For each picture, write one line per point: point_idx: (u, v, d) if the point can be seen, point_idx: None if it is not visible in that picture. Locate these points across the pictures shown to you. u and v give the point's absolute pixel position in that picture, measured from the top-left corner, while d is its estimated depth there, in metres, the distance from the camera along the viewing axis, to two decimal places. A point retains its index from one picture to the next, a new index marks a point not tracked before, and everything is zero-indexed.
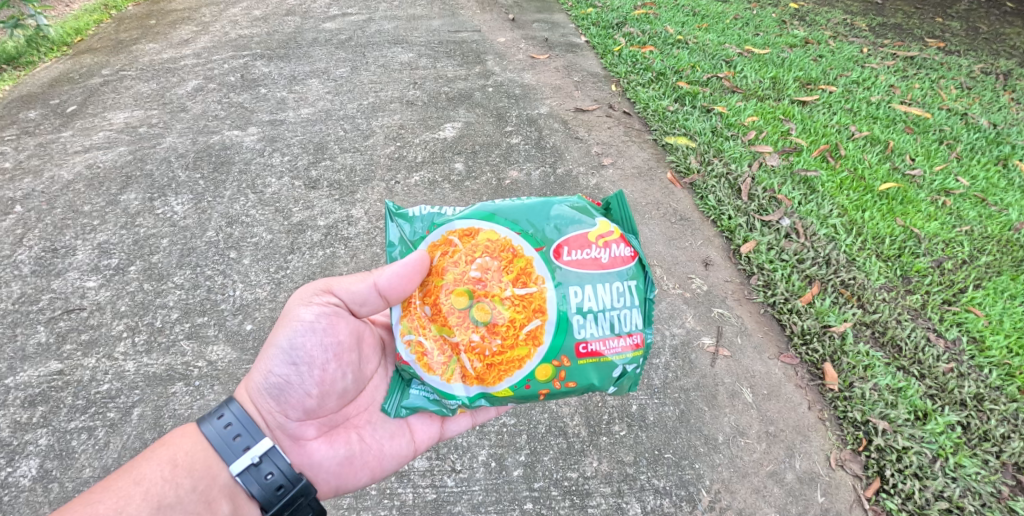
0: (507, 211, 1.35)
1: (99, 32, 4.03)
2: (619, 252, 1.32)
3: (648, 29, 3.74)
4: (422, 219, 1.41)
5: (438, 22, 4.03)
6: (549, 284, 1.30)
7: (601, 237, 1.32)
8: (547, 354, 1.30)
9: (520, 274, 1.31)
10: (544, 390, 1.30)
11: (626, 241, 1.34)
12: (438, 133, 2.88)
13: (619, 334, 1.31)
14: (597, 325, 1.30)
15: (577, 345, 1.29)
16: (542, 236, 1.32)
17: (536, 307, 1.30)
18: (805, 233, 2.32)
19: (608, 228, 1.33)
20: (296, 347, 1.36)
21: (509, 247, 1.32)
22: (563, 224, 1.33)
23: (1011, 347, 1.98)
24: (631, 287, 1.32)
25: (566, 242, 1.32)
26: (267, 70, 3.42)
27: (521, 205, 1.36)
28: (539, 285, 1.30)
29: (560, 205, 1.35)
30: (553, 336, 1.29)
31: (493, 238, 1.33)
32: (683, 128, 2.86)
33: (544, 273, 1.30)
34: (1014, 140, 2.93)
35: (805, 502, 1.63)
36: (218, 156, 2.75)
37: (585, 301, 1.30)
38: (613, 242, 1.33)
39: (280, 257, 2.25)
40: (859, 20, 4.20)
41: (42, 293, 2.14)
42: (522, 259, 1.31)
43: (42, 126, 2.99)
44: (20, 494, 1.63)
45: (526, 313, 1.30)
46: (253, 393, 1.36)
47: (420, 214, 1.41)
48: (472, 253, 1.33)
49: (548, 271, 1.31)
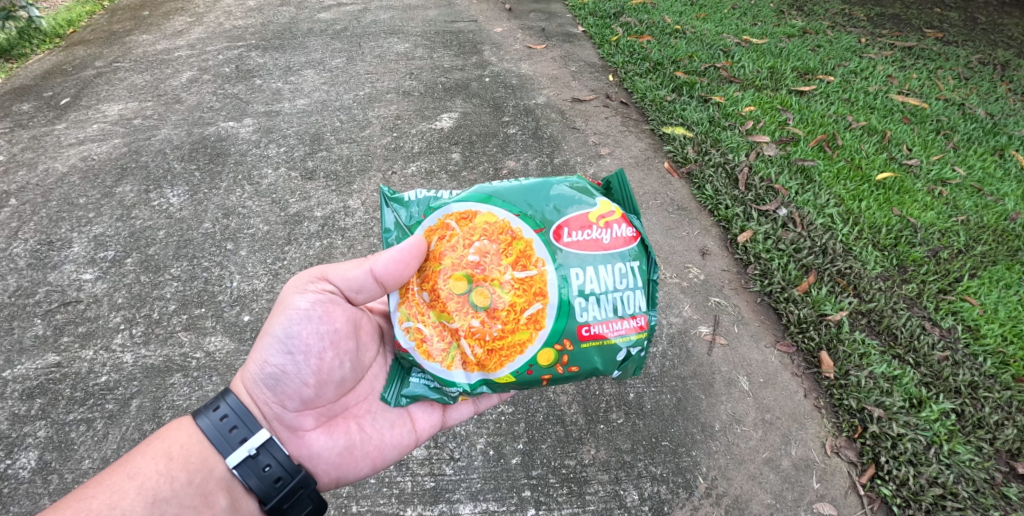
0: (504, 194, 1.35)
1: (92, 24, 3.99)
2: (621, 232, 1.33)
3: (646, 19, 3.73)
4: (418, 203, 1.41)
5: (434, 12, 4.01)
6: (549, 267, 1.30)
7: (602, 217, 1.32)
8: (550, 338, 1.30)
9: (519, 257, 1.31)
10: (546, 375, 1.31)
11: (627, 222, 1.34)
12: (435, 123, 2.87)
13: (623, 316, 1.31)
14: (600, 308, 1.30)
15: (580, 328, 1.30)
16: (541, 217, 1.32)
17: (536, 290, 1.30)
18: (802, 222, 2.32)
19: (609, 208, 1.34)
20: (292, 336, 1.36)
21: (507, 230, 1.32)
22: (562, 205, 1.33)
23: (1006, 335, 2.00)
24: (633, 268, 1.32)
25: (566, 223, 1.32)
26: (262, 61, 3.40)
27: (519, 187, 1.36)
28: (539, 268, 1.30)
29: (559, 185, 1.35)
30: (554, 319, 1.30)
31: (492, 221, 1.33)
32: (680, 118, 2.86)
33: (544, 255, 1.30)
34: (1010, 130, 2.94)
35: (801, 488, 1.64)
36: (213, 148, 2.73)
37: (587, 283, 1.30)
38: (615, 222, 1.33)
39: (277, 249, 2.24)
40: (857, 10, 4.19)
41: (39, 286, 2.14)
42: (521, 241, 1.31)
43: (36, 119, 2.97)
44: (19, 486, 1.64)
45: (526, 297, 1.30)
46: (250, 384, 1.37)
47: (415, 199, 1.42)
48: (470, 236, 1.33)
49: (548, 253, 1.30)
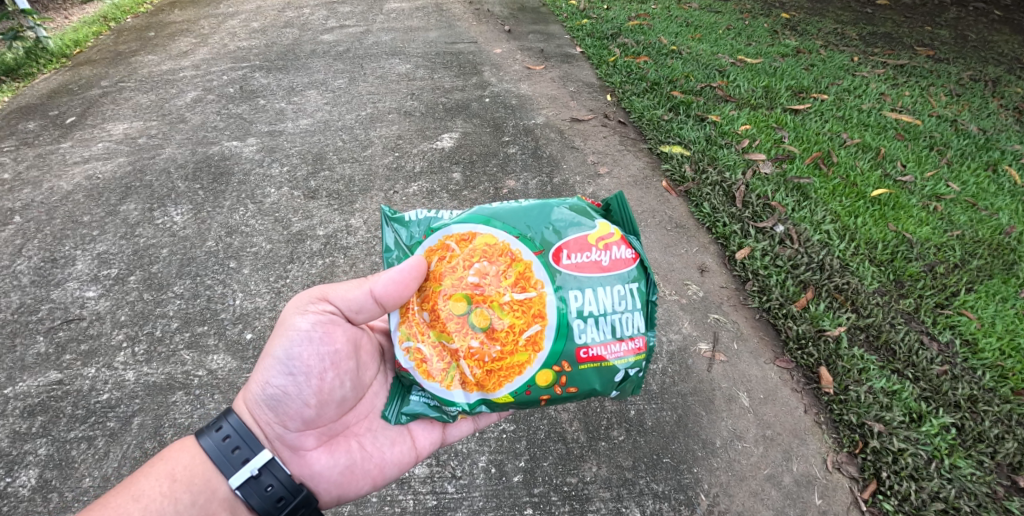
0: (504, 216, 1.37)
1: (98, 44, 4.06)
2: (620, 254, 1.34)
3: (642, 40, 3.81)
4: (418, 223, 1.42)
5: (435, 33, 4.08)
6: (548, 289, 1.32)
7: (601, 240, 1.34)
8: (548, 360, 1.31)
9: (519, 279, 1.33)
10: (545, 395, 1.32)
11: (626, 243, 1.36)
12: (436, 143, 2.91)
13: (621, 338, 1.32)
14: (598, 330, 1.32)
15: (578, 350, 1.31)
16: (540, 239, 1.34)
17: (536, 312, 1.32)
18: (799, 239, 2.35)
19: (608, 230, 1.35)
20: (293, 357, 1.37)
21: (507, 252, 1.34)
22: (562, 227, 1.35)
23: (1004, 349, 2.01)
24: (632, 289, 1.34)
25: (566, 245, 1.33)
26: (266, 82, 3.46)
27: (519, 209, 1.37)
28: (538, 290, 1.32)
29: (558, 208, 1.37)
30: (553, 341, 1.31)
31: (492, 243, 1.35)
32: (677, 136, 2.90)
33: (543, 278, 1.32)
34: (1002, 145, 2.98)
35: (803, 504, 1.64)
36: (217, 167, 2.76)
37: (584, 305, 1.32)
38: (614, 244, 1.35)
39: (279, 267, 2.26)
40: (849, 29, 4.27)
41: (42, 303, 2.15)
42: (521, 263, 1.33)
43: (41, 137, 3.01)
44: (19, 504, 1.63)
45: (525, 319, 1.32)
46: (251, 404, 1.37)
47: (416, 219, 1.43)
48: (471, 258, 1.35)
49: (548, 275, 1.32)
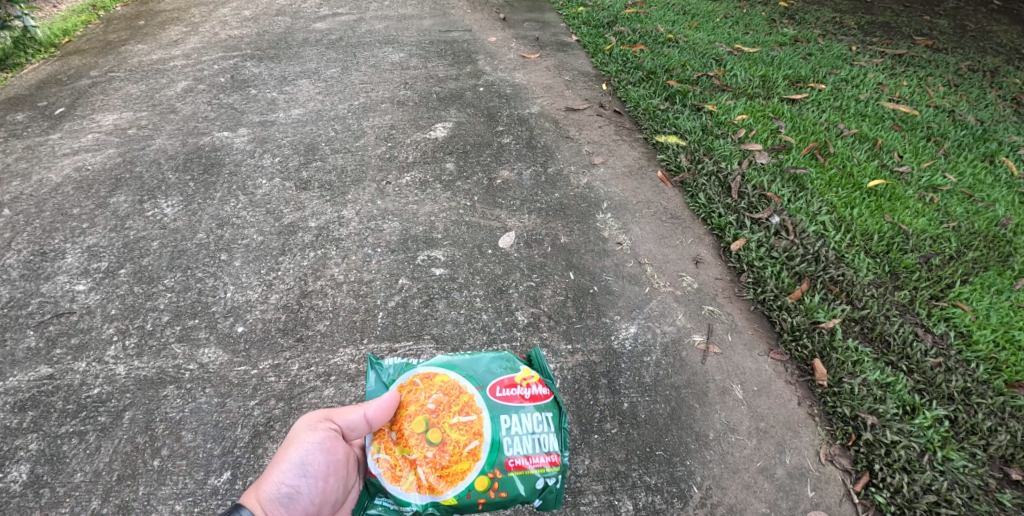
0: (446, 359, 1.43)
1: (88, 33, 4.00)
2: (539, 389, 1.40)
3: (638, 28, 3.77)
4: (395, 366, 1.45)
5: (429, 22, 4.03)
6: (484, 412, 1.33)
7: (525, 377, 1.41)
8: (484, 466, 1.28)
9: (460, 402, 1.34)
10: (480, 501, 1.26)
11: (543, 382, 1.42)
12: (429, 133, 2.88)
13: (542, 451, 1.32)
14: (523, 442, 1.32)
15: (507, 459, 1.29)
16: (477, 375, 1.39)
17: (475, 428, 1.31)
18: (795, 230, 2.34)
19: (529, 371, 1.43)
20: (308, 461, 1.32)
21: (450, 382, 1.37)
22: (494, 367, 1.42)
23: (998, 341, 2.01)
24: (548, 416, 1.37)
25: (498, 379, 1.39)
26: (257, 71, 3.41)
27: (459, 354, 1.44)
28: (477, 412, 1.33)
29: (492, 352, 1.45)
30: (488, 451, 1.29)
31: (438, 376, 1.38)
32: (673, 127, 2.88)
33: (481, 403, 1.34)
34: (1000, 136, 2.97)
35: (795, 497, 1.64)
36: (208, 158, 2.73)
37: (515, 424, 1.33)
38: (534, 380, 1.41)
39: (271, 259, 2.24)
40: (847, 18, 4.23)
41: (31, 297, 2.13)
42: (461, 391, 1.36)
43: (30, 128, 2.97)
44: (10, 500, 1.62)
45: (466, 433, 1.31)
46: (263, 501, 1.26)
47: (394, 362, 1.46)
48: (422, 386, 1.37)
49: (484, 403, 1.35)
